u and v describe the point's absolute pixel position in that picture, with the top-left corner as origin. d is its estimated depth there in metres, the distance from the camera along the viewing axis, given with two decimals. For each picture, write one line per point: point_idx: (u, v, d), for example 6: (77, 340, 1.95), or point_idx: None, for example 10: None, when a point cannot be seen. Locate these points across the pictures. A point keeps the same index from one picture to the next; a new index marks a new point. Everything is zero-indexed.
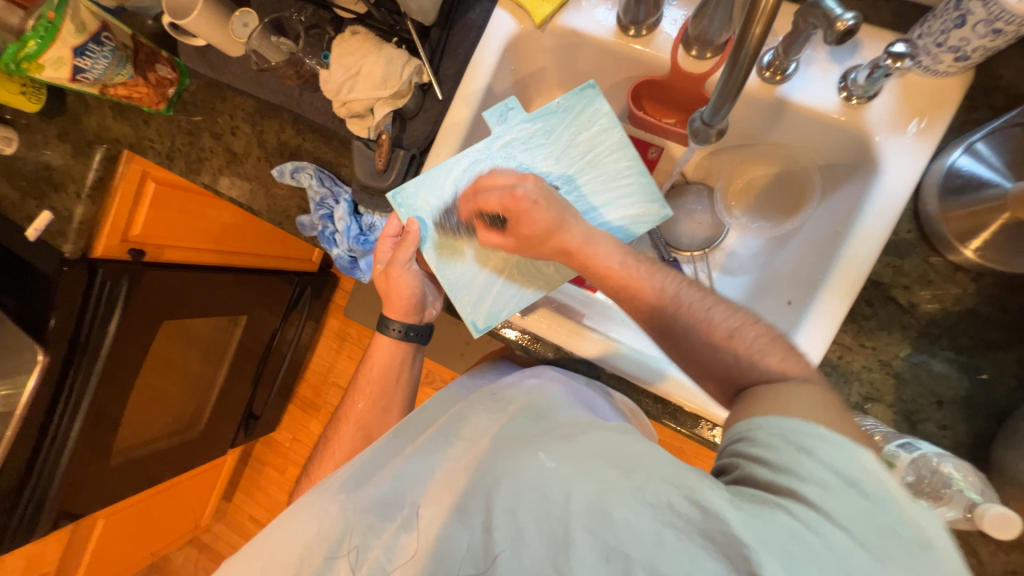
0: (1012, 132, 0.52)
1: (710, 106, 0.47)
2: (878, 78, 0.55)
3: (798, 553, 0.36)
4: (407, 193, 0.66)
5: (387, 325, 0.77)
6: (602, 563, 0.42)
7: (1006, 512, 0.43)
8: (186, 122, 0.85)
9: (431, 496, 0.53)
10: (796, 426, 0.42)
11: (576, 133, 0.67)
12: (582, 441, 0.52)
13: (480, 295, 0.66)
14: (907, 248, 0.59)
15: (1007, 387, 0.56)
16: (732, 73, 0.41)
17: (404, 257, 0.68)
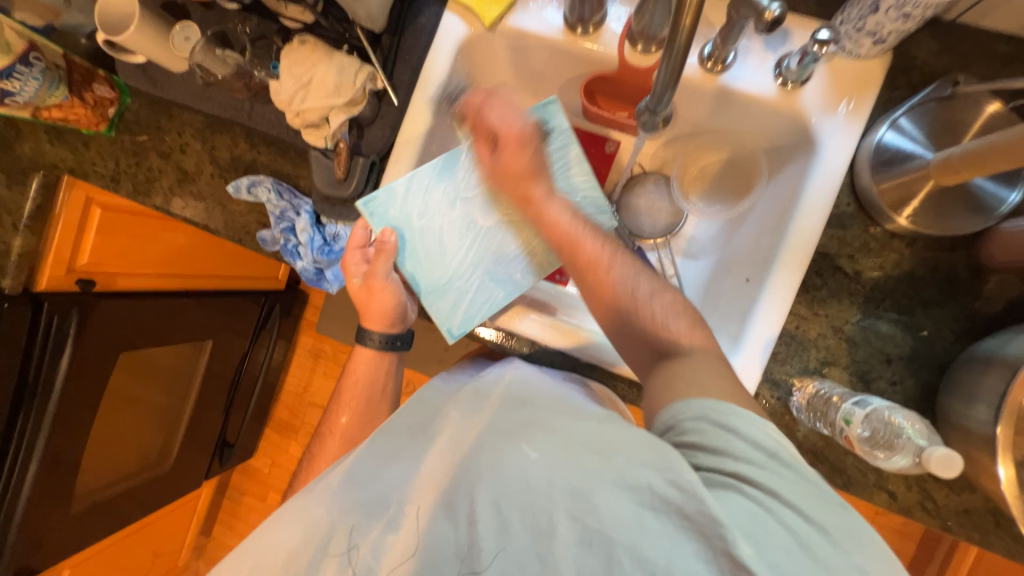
0: (930, 106, 0.58)
1: (653, 95, 0.49)
2: (808, 64, 0.59)
3: (755, 528, 0.40)
4: (379, 201, 0.66)
5: (367, 335, 0.77)
6: (584, 546, 0.45)
7: (947, 451, 0.46)
8: (131, 143, 0.82)
9: (417, 491, 0.54)
10: (718, 408, 0.47)
11: (542, 143, 0.69)
12: (560, 430, 0.53)
13: (454, 304, 0.68)
14: (848, 219, 0.63)
15: (946, 340, 0.60)
16: (669, 63, 0.43)
17: (383, 270, 0.68)
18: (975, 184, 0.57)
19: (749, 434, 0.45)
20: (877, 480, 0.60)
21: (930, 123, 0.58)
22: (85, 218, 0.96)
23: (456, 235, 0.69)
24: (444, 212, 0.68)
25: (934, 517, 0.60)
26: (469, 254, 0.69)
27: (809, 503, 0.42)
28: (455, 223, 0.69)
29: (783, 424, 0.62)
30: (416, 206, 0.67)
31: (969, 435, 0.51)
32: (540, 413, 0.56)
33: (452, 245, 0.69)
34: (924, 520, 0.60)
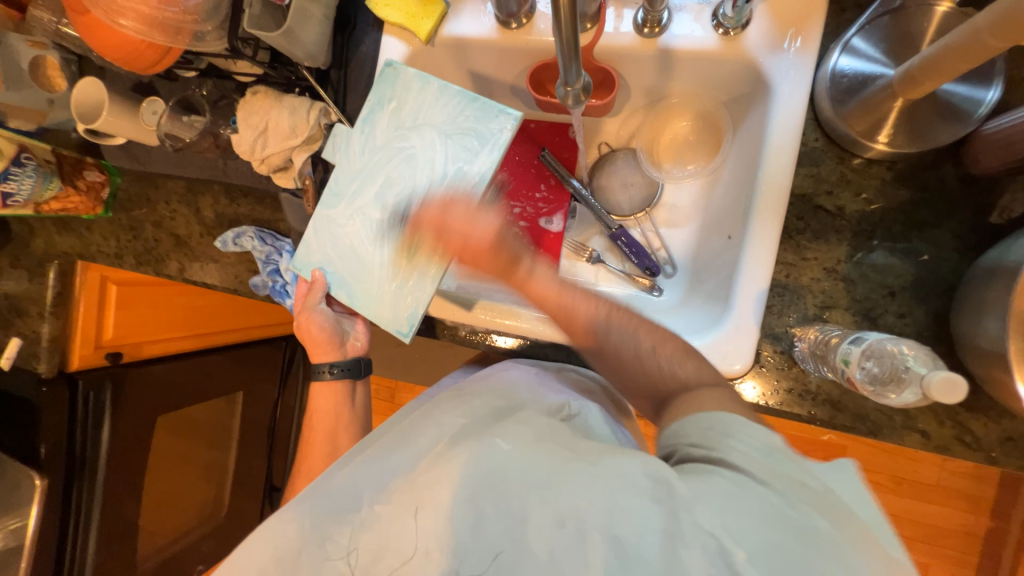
0: (881, 22, 0.55)
1: (560, 67, 0.46)
2: (743, 6, 0.57)
3: (726, 504, 0.40)
4: (299, 256, 0.67)
5: (320, 368, 0.78)
6: (557, 528, 0.44)
7: (948, 375, 0.42)
8: (127, 219, 0.87)
9: (390, 493, 0.51)
10: (723, 422, 0.47)
11: (397, 110, 0.67)
12: (535, 427, 0.53)
13: (394, 302, 0.63)
14: (820, 155, 0.60)
15: (950, 261, 0.56)
16: (561, 29, 0.40)
17: (312, 304, 0.70)
18: (945, 92, 0.54)
19: (749, 436, 0.45)
20: (905, 421, 0.57)
21: (884, 39, 0.55)
22: (104, 295, 1.03)
23: (370, 244, 0.65)
24: (346, 228, 0.66)
25: (976, 451, 0.55)
26: (383, 248, 0.65)
27: (792, 490, 0.41)
28: (359, 231, 0.66)
29: (793, 378, 0.59)
30: (324, 243, 0.66)
31: (987, 355, 0.47)
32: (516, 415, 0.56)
33: (367, 252, 0.65)
34: (965, 455, 0.56)
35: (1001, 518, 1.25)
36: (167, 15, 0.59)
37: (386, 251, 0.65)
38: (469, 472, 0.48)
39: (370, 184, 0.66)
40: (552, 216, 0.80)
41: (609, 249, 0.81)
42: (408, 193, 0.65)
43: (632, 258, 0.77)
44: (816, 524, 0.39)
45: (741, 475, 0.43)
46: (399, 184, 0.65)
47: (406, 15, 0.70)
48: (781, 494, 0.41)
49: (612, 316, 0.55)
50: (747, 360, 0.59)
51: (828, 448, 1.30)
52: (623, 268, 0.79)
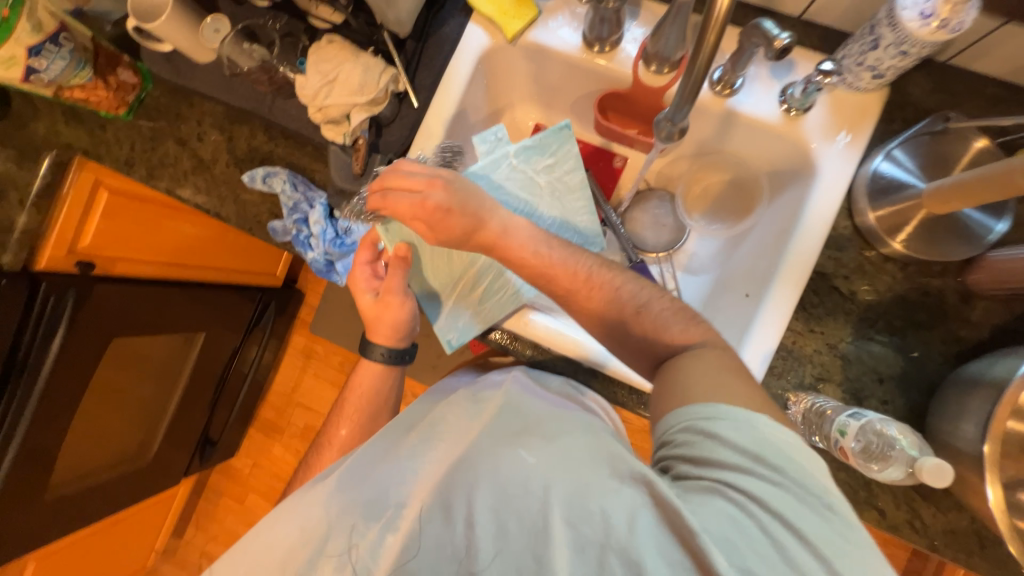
0: (922, 139, 0.62)
1: (671, 105, 0.52)
2: (812, 92, 0.63)
3: (730, 533, 0.42)
4: (396, 222, 0.73)
5: (371, 347, 0.79)
6: (578, 551, 0.46)
7: (939, 463, 0.47)
8: (148, 128, 0.83)
9: (415, 492, 0.55)
10: (700, 410, 0.48)
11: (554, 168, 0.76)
12: (559, 440, 0.55)
13: (454, 315, 0.73)
14: (845, 241, 0.66)
15: (935, 363, 0.62)
16: (690, 76, 0.46)
17: (398, 285, 0.72)
18: (964, 215, 0.60)
19: (730, 437, 0.46)
20: (868, 498, 0.62)
21: (922, 155, 0.62)
22: (93, 200, 0.96)
23: (464, 260, 0.73)
24: (453, 230, 0.73)
25: (922, 537, 0.61)
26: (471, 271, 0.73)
27: (800, 505, 0.43)
28: (464, 241, 0.74)
29: None
30: (419, 227, 0.72)
31: (958, 454, 0.53)
32: (541, 424, 0.58)
33: (456, 263, 0.74)
34: (912, 539, 0.61)
35: None
36: None
37: (468, 273, 0.73)
38: (491, 485, 0.51)
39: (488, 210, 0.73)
40: None
41: None
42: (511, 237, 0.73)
43: None
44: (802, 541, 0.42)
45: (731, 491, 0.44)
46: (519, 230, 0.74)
47: (498, 10, 0.71)
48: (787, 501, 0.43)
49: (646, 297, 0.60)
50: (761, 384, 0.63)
51: None
52: None
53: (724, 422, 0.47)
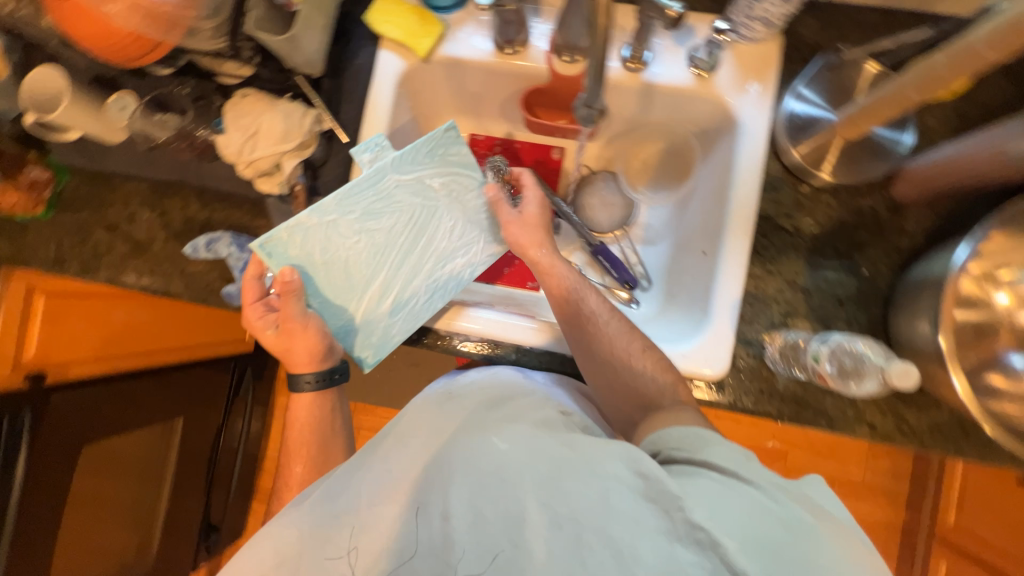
0: (824, 75, 0.66)
1: (586, 89, 0.53)
2: (715, 51, 0.66)
3: (718, 503, 0.42)
4: (276, 241, 0.65)
5: (296, 379, 0.70)
6: (553, 530, 0.44)
7: (906, 364, 0.50)
8: (72, 221, 0.79)
9: (392, 493, 0.53)
10: (705, 433, 0.51)
11: (444, 172, 0.71)
12: (533, 424, 0.53)
13: (367, 332, 0.69)
14: (779, 182, 0.69)
15: (884, 275, 0.66)
16: (595, 58, 0.47)
17: (294, 310, 0.65)
18: (874, 135, 0.65)
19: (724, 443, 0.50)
20: (856, 414, 0.65)
21: (826, 88, 0.66)
22: (29, 308, 0.91)
23: (365, 272, 0.69)
24: (348, 243, 0.67)
25: (912, 439, 0.64)
26: (373, 281, 0.69)
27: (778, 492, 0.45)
28: (361, 251, 0.68)
29: (763, 381, 0.66)
30: (316, 242, 0.66)
31: (922, 354, 0.56)
32: (513, 411, 0.57)
33: (360, 275, 0.69)
34: (903, 443, 0.64)
35: (914, 509, 1.42)
36: (162, 8, 0.54)
37: (375, 285, 0.69)
38: (466, 477, 0.49)
39: (387, 220, 0.69)
40: None
41: (590, 263, 0.86)
42: (415, 250, 0.70)
43: (612, 272, 0.82)
44: (795, 515, 0.42)
45: (727, 477, 0.45)
46: (422, 240, 0.71)
47: (405, 32, 0.72)
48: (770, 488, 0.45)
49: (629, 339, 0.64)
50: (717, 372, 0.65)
51: (773, 455, 1.45)
52: (604, 282, 0.84)
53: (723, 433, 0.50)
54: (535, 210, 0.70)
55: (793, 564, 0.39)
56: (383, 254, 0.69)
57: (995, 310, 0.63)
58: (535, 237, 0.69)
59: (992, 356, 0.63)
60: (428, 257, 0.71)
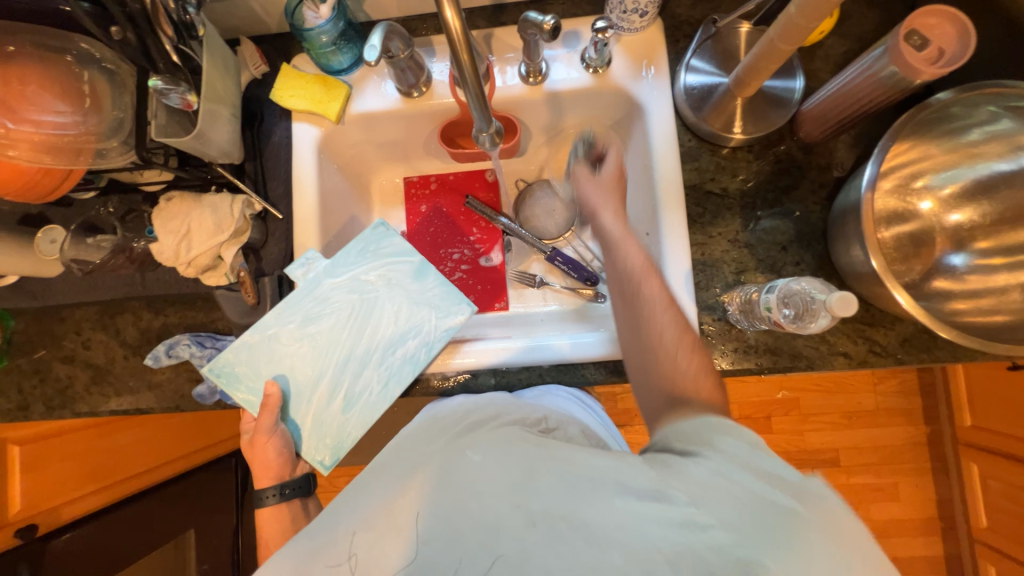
0: (708, 44, 0.70)
1: (474, 117, 0.52)
2: (603, 48, 0.70)
3: (711, 492, 0.38)
4: (225, 361, 0.68)
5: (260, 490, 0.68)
6: (529, 528, 0.42)
7: (839, 293, 0.50)
8: (29, 363, 0.78)
9: (377, 515, 0.47)
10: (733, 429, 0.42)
11: (374, 263, 0.72)
12: (506, 434, 0.51)
13: (320, 432, 0.67)
14: (696, 151, 0.73)
15: (816, 212, 0.69)
16: (469, 91, 0.47)
17: (269, 423, 0.65)
18: (768, 88, 0.68)
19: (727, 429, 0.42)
20: (829, 348, 0.66)
21: (713, 56, 0.70)
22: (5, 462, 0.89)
23: (314, 373, 0.69)
24: (292, 349, 0.69)
25: (887, 357, 0.66)
26: (323, 380, 0.69)
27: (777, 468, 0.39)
28: (306, 355, 0.69)
29: (734, 339, 0.67)
30: (262, 359, 0.69)
31: (865, 276, 0.58)
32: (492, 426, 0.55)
33: (306, 379, 0.69)
34: (881, 363, 0.66)
35: (933, 420, 1.44)
36: (65, 139, 0.56)
37: (324, 385, 0.69)
38: (444, 495, 0.46)
39: (325, 322, 0.70)
40: (490, 252, 0.89)
41: (550, 270, 0.87)
42: (359, 346, 0.69)
43: (572, 273, 0.83)
44: (781, 507, 0.36)
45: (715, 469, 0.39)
46: (365, 332, 0.70)
47: (313, 101, 0.74)
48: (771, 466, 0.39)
49: (666, 309, 0.53)
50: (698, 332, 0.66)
51: (785, 405, 1.46)
52: (566, 284, 0.86)
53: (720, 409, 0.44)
54: (612, 172, 0.66)
55: (774, 553, 0.35)
56: (326, 355, 0.69)
57: (923, 218, 0.66)
58: (603, 195, 0.63)
59: (934, 262, 0.65)
60: (370, 347, 0.69)
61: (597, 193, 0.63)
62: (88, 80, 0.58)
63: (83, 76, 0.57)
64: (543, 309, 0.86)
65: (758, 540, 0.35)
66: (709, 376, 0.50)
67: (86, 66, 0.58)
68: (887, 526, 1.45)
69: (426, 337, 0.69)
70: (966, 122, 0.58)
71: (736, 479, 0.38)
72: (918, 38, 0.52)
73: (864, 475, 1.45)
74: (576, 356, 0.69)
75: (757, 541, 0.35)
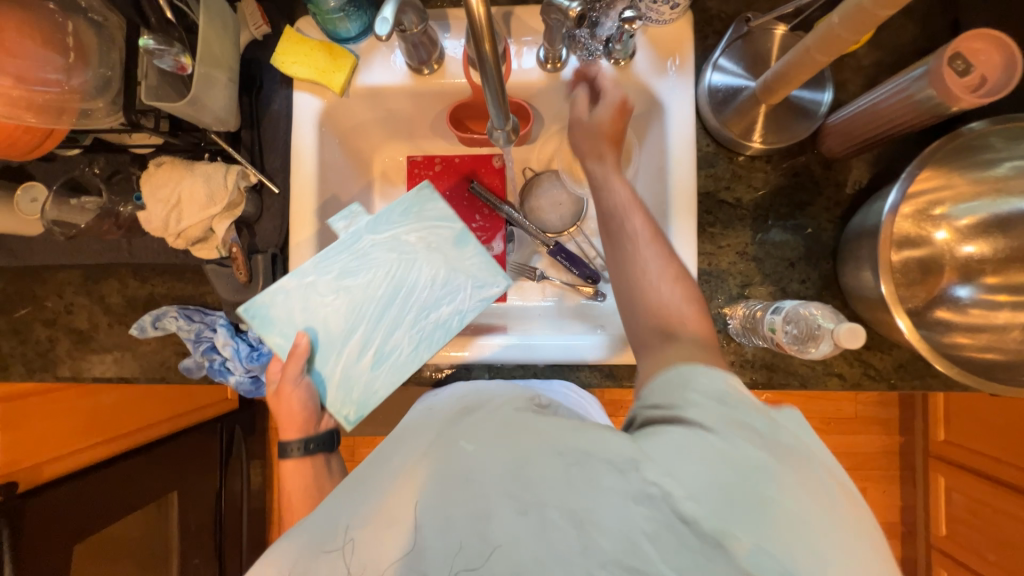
0: (738, 44, 0.66)
1: (491, 111, 0.50)
2: (629, 40, 0.66)
3: (677, 457, 0.39)
4: (258, 303, 0.64)
5: (285, 441, 0.67)
6: (519, 517, 0.41)
7: (848, 325, 0.49)
8: (8, 323, 0.75)
9: (376, 512, 0.44)
10: (699, 377, 0.44)
11: (417, 226, 0.67)
12: (500, 416, 0.47)
13: (347, 386, 0.63)
14: (713, 157, 0.70)
15: (828, 230, 0.68)
16: (490, 83, 0.44)
17: (294, 372, 0.62)
18: (795, 97, 0.66)
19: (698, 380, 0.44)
20: (825, 368, 0.66)
21: (742, 57, 0.66)
22: None
23: (346, 324, 0.65)
24: (327, 300, 0.65)
25: (881, 381, 0.66)
26: (355, 333, 0.64)
27: (748, 441, 0.39)
28: (340, 308, 0.65)
29: (733, 352, 0.67)
30: (296, 305, 0.65)
31: (872, 303, 0.57)
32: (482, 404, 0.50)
33: (338, 332, 0.64)
34: (873, 386, 0.66)
35: (907, 432, 1.48)
36: (46, 97, 0.52)
37: (354, 341, 0.64)
38: (434, 487, 0.44)
39: (365, 277, 0.65)
40: (491, 241, 0.86)
41: (551, 264, 0.86)
42: (392, 308, 0.65)
43: (573, 270, 0.82)
44: (756, 457, 0.38)
45: (694, 429, 0.40)
46: (401, 291, 0.65)
47: (316, 70, 0.70)
48: (741, 439, 0.39)
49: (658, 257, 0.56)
50: None
51: None
52: (567, 280, 0.84)
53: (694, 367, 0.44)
54: (606, 114, 0.63)
55: (750, 510, 0.36)
56: (361, 311, 0.65)
57: (935, 246, 0.65)
58: (596, 143, 0.64)
59: (939, 291, 0.65)
60: (405, 307, 0.64)
61: (586, 139, 0.65)
62: (74, 32, 0.53)
63: (67, 26, 0.53)
64: (541, 304, 0.84)
65: (732, 495, 0.37)
66: (693, 308, 0.54)
67: (71, 15, 0.53)
68: None
69: (461, 305, 0.64)
70: (995, 155, 0.57)
71: (698, 446, 0.39)
72: (962, 62, 0.49)
73: None
74: (574, 359, 0.69)
75: (711, 505, 0.37)
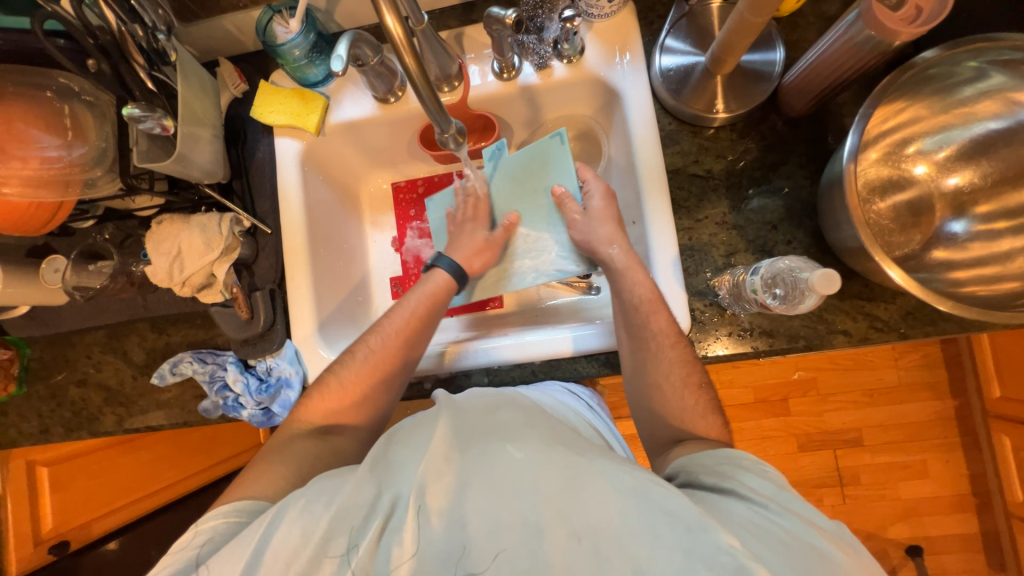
0: (683, 23, 0.68)
1: (432, 120, 0.52)
2: (574, 37, 0.68)
3: (749, 526, 0.42)
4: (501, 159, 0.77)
5: (442, 256, 0.74)
6: (572, 542, 0.42)
7: (820, 272, 0.48)
8: (46, 388, 0.81)
9: (431, 490, 0.46)
10: (747, 458, 0.50)
11: (530, 174, 0.75)
12: (542, 430, 0.50)
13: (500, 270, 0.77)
14: (677, 134, 0.71)
15: (805, 187, 0.67)
16: (422, 95, 0.47)
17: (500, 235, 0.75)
18: (747, 63, 0.66)
19: (756, 467, 0.48)
20: (828, 328, 0.64)
21: (688, 34, 0.68)
22: (33, 483, 0.95)
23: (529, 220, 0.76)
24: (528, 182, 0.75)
25: (891, 333, 0.63)
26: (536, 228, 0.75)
27: (806, 524, 0.42)
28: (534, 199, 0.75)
29: (728, 323, 0.66)
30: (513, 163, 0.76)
31: (856, 250, 0.56)
32: (522, 415, 0.53)
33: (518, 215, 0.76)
34: (883, 339, 0.63)
35: (959, 393, 1.39)
36: (51, 172, 0.58)
37: (530, 233, 0.76)
38: (480, 484, 0.46)
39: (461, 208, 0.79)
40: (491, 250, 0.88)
41: None
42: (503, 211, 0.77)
43: None
44: (824, 547, 0.40)
45: (754, 504, 0.44)
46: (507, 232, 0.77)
47: (292, 115, 0.75)
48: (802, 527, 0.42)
49: (666, 351, 0.61)
50: (686, 300, 0.66)
51: (801, 385, 1.43)
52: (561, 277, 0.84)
53: (749, 460, 0.49)
54: (600, 204, 0.70)
55: None
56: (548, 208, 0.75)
57: (920, 183, 0.64)
58: (603, 229, 0.68)
59: (934, 230, 0.63)
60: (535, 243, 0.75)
61: (598, 226, 0.69)
62: (71, 113, 0.59)
63: (65, 110, 0.59)
64: (539, 304, 0.85)
65: (795, 565, 0.38)
66: (665, 361, 0.61)
67: (67, 100, 0.59)
68: (919, 505, 1.39)
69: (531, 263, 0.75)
70: (954, 80, 0.56)
71: (769, 522, 0.42)
72: None
73: (891, 454, 1.40)
74: (572, 350, 0.69)
75: None
